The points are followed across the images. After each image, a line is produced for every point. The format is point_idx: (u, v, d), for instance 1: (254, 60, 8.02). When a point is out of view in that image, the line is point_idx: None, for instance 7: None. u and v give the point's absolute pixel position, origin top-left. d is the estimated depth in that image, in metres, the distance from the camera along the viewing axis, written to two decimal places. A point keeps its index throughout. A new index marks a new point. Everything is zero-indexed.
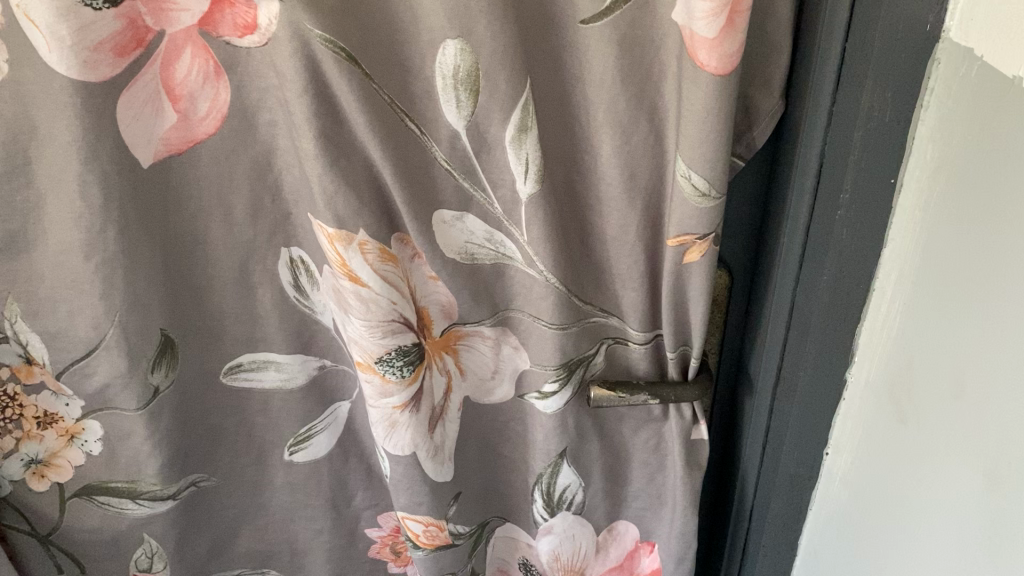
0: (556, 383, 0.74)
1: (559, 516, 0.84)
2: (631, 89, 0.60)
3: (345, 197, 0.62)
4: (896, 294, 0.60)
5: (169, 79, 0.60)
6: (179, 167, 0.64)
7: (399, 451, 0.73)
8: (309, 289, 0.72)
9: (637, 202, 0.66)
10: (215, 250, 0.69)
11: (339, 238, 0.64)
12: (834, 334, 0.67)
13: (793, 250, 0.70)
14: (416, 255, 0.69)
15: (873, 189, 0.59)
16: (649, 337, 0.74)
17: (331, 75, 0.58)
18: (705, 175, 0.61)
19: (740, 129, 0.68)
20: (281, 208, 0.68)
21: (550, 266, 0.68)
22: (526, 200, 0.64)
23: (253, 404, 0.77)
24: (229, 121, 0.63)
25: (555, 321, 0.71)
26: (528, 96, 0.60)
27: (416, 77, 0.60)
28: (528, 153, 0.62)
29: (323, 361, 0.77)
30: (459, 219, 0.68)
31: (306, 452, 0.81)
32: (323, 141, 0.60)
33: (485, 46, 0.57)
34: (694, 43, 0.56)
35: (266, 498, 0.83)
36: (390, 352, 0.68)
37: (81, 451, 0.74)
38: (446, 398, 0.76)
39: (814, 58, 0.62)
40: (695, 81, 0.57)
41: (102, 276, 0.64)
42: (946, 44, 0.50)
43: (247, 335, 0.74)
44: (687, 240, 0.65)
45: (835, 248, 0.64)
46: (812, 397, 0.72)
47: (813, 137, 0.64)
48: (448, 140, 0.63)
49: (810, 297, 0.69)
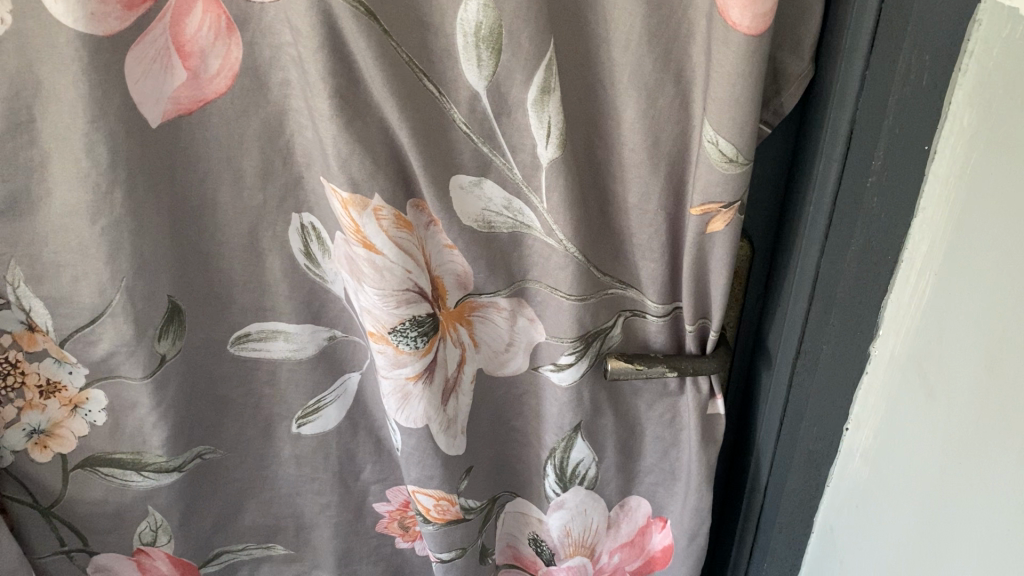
0: (573, 355, 0.72)
1: (572, 491, 0.82)
2: (658, 50, 0.59)
3: (361, 159, 0.61)
4: (925, 265, 0.59)
5: (179, 35, 0.58)
6: (189, 127, 0.62)
7: (411, 423, 0.71)
8: (320, 257, 0.70)
9: (660, 167, 0.64)
10: (224, 214, 0.66)
11: (353, 203, 0.63)
12: (857, 307, 0.66)
13: (818, 222, 0.68)
14: (431, 222, 0.67)
15: (907, 155, 0.57)
16: (668, 311, 0.72)
17: (348, 31, 0.56)
18: (733, 140, 0.60)
19: (767, 94, 0.64)
20: (293, 172, 0.66)
21: (570, 234, 0.66)
22: (546, 165, 0.63)
23: (260, 375, 0.75)
24: (241, 80, 0.61)
25: (574, 292, 0.69)
26: (552, 55, 0.58)
27: (435, 35, 0.59)
28: (551, 115, 0.61)
29: (333, 332, 0.74)
30: (477, 184, 0.65)
31: (314, 425, 0.78)
32: (338, 100, 0.59)
33: (508, 2, 0.55)
34: (726, 1, 0.54)
35: (274, 470, 0.81)
36: (404, 322, 0.67)
37: (85, 421, 0.72)
38: (460, 370, 0.74)
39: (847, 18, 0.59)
40: (726, 41, 0.56)
41: (109, 240, 0.62)
42: (988, 5, 0.49)
43: (256, 304, 0.71)
44: (712, 209, 0.64)
45: (863, 218, 0.62)
46: (833, 372, 0.71)
47: (845, 101, 0.61)
48: (468, 102, 0.61)
49: (837, 270, 0.67)
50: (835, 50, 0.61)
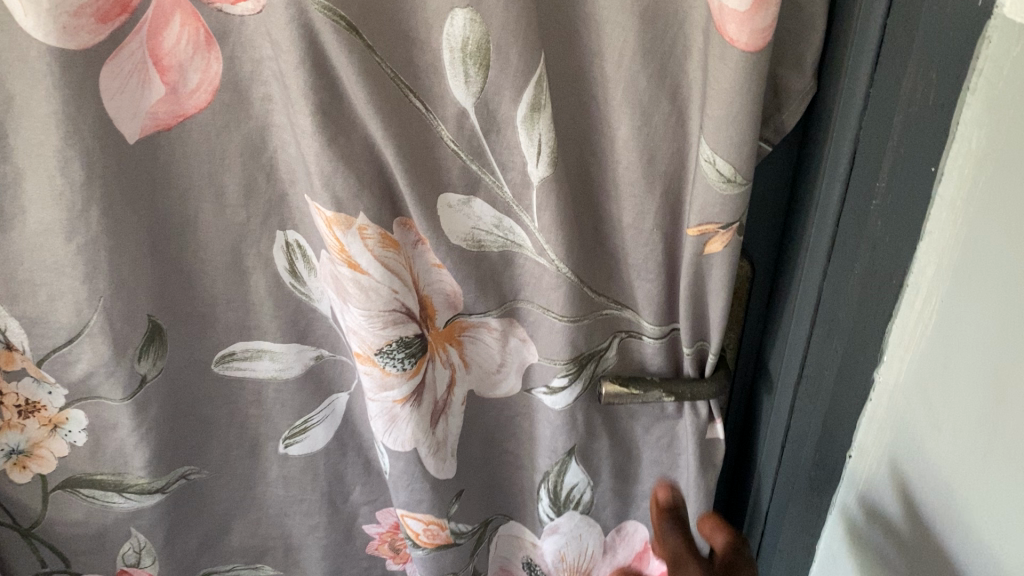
0: (566, 378, 0.70)
1: (566, 516, 0.79)
2: (653, 66, 0.56)
3: (345, 177, 0.59)
4: (931, 291, 0.56)
5: (156, 48, 0.56)
6: (168, 143, 0.60)
7: (399, 446, 0.69)
8: (306, 276, 0.68)
9: (656, 186, 0.62)
10: (206, 232, 0.65)
11: (337, 222, 0.60)
12: (860, 332, 0.63)
13: (821, 242, 0.65)
14: (419, 241, 0.65)
15: (913, 177, 0.55)
16: (665, 333, 0.70)
17: (329, 46, 0.54)
18: (731, 159, 0.57)
19: (768, 112, 0.62)
20: (276, 188, 0.64)
21: (562, 254, 0.64)
22: (537, 184, 0.61)
23: (246, 395, 0.73)
24: (222, 95, 0.59)
25: (566, 313, 0.67)
26: (542, 71, 0.56)
27: (421, 50, 0.56)
28: (542, 133, 0.58)
29: (320, 351, 0.72)
30: (466, 202, 0.63)
31: (301, 446, 0.76)
32: (321, 117, 0.57)
33: (496, 16, 0.53)
34: (722, 15, 0.52)
35: (261, 491, 0.79)
36: (390, 343, 0.65)
37: (65, 442, 0.70)
38: (449, 392, 0.72)
39: (851, 33, 0.57)
40: (723, 57, 0.53)
41: (85, 259, 0.60)
42: (998, 22, 0.46)
43: (240, 323, 0.69)
44: (708, 230, 0.62)
45: (867, 241, 0.60)
46: (836, 398, 0.68)
47: (848, 119, 0.59)
48: (455, 119, 0.59)
49: (840, 293, 0.64)
50: (839, 64, 0.59)
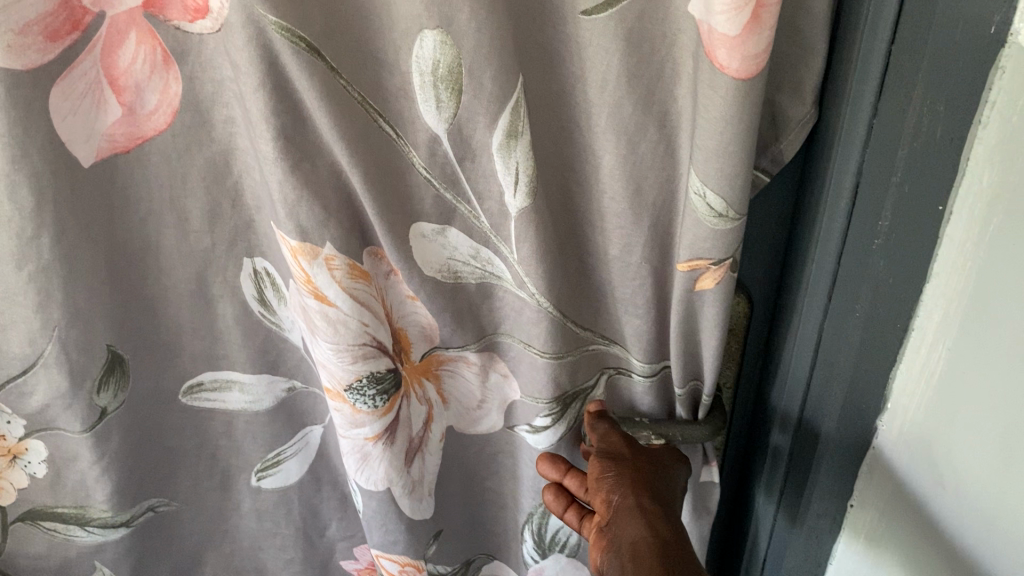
0: (549, 417, 0.67)
1: (552, 558, 0.76)
2: (639, 92, 0.52)
3: (310, 206, 0.55)
4: (940, 335, 0.52)
5: (111, 68, 0.53)
6: (126, 166, 0.57)
7: (372, 485, 0.65)
8: (276, 305, 0.64)
9: (644, 219, 0.57)
10: (170, 259, 0.61)
11: (302, 252, 0.56)
12: (863, 381, 0.58)
13: (819, 287, 0.60)
14: (392, 271, 0.61)
15: (918, 216, 0.50)
16: (656, 371, 0.66)
17: (290, 69, 0.51)
18: (722, 193, 0.53)
19: (765, 139, 0.57)
20: (242, 214, 0.61)
21: (543, 289, 0.60)
22: (516, 215, 0.57)
23: (216, 426, 0.70)
24: (182, 116, 0.56)
25: (547, 349, 0.63)
26: (519, 96, 0.53)
27: (390, 72, 0.53)
28: (518, 160, 0.54)
29: (292, 382, 0.69)
30: (441, 233, 0.60)
31: (274, 479, 0.73)
32: (283, 143, 0.53)
33: (468, 38, 0.50)
34: (712, 40, 0.48)
35: (233, 524, 0.76)
36: (361, 379, 0.61)
37: (24, 473, 0.67)
38: (427, 428, 0.68)
39: (850, 60, 0.51)
40: (712, 85, 0.49)
41: (38, 286, 0.57)
42: (1013, 50, 0.42)
43: (207, 351, 0.66)
44: (699, 266, 0.57)
45: (869, 285, 0.55)
46: (836, 451, 0.63)
47: (848, 158, 0.53)
48: (427, 145, 0.55)
49: (841, 341, 0.59)
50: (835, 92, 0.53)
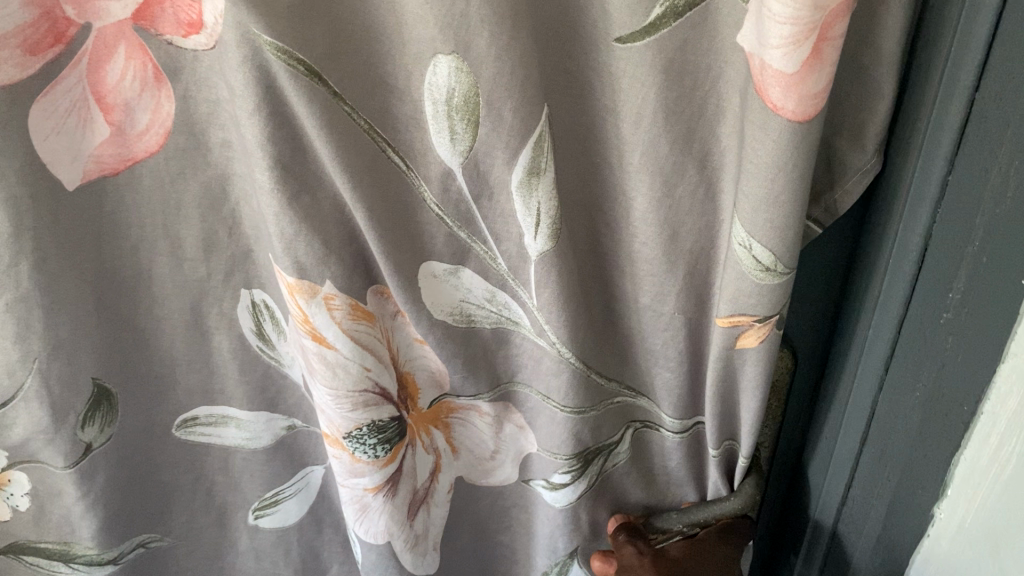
0: (569, 474, 0.61)
1: None
2: (677, 129, 0.46)
3: (309, 242, 0.50)
4: (1014, 425, 0.46)
5: (98, 84, 0.48)
6: (115, 190, 0.52)
7: (371, 538, 0.60)
8: (275, 339, 0.60)
9: (679, 268, 0.51)
10: (163, 288, 0.57)
11: (300, 290, 0.51)
12: (925, 455, 0.53)
13: (875, 357, 0.53)
14: (398, 313, 0.56)
15: (996, 294, 0.44)
16: (687, 427, 0.60)
17: (287, 93, 0.45)
18: (770, 245, 0.47)
19: (818, 186, 0.49)
20: (241, 243, 0.56)
21: (565, 337, 0.54)
22: (536, 258, 0.51)
23: (212, 462, 0.66)
24: (175, 138, 0.51)
25: (569, 403, 0.57)
26: (544, 127, 0.47)
27: (401, 99, 0.48)
28: (540, 201, 0.49)
29: (293, 421, 0.65)
30: (454, 273, 0.54)
31: (272, 519, 0.69)
32: (280, 174, 0.48)
33: (487, 65, 0.44)
34: (764, 77, 0.41)
35: (229, 561, 0.72)
36: (361, 428, 0.55)
37: (6, 506, 0.62)
38: (432, 479, 0.63)
39: (918, 111, 0.44)
40: (762, 127, 0.42)
41: (16, 316, 0.53)
42: None
43: (203, 385, 0.62)
44: (742, 322, 0.51)
45: (935, 355, 0.49)
46: (891, 524, 0.58)
47: (914, 223, 0.46)
48: (440, 180, 0.50)
49: (899, 416, 0.53)
50: (897, 147, 0.46)
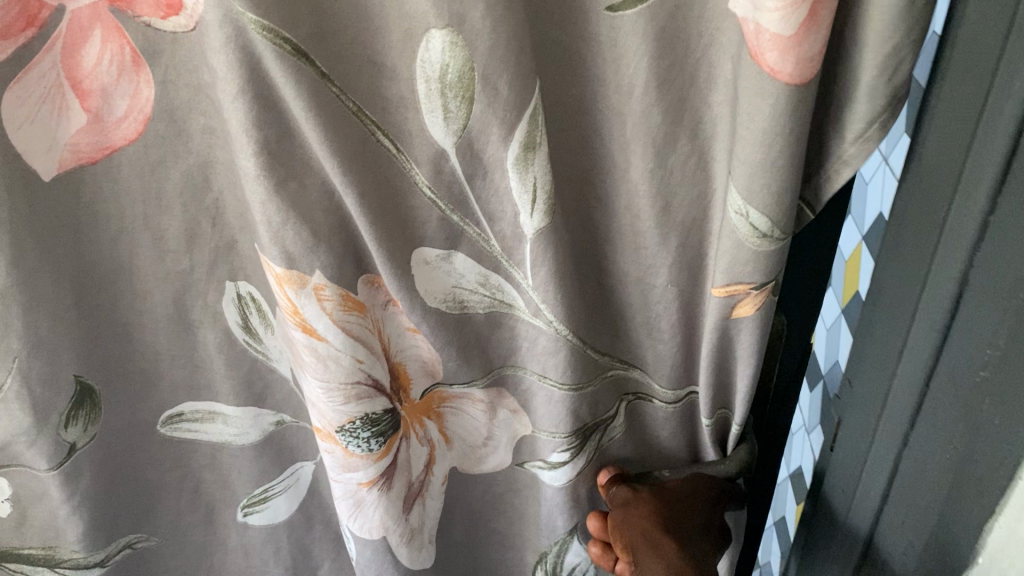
0: (567, 452, 0.60)
1: None
2: (671, 102, 0.45)
3: (297, 229, 0.48)
4: None
5: (73, 69, 0.46)
6: (94, 181, 0.51)
7: (366, 533, 0.59)
8: (262, 333, 0.58)
9: (675, 243, 0.51)
10: (145, 281, 0.55)
11: (289, 280, 0.49)
12: (944, 533, 0.44)
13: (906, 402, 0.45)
14: (390, 301, 0.55)
15: None
16: (680, 398, 0.59)
17: (273, 73, 0.44)
18: (767, 213, 0.45)
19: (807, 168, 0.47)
20: (224, 233, 0.54)
21: (562, 317, 0.53)
22: (532, 237, 0.50)
23: (199, 459, 0.64)
24: (155, 125, 0.49)
25: (567, 380, 0.56)
26: (538, 101, 0.46)
27: (391, 78, 0.46)
28: (537, 176, 0.47)
29: (282, 417, 0.63)
30: (446, 258, 0.53)
31: (262, 516, 0.67)
32: (266, 158, 0.46)
33: (480, 39, 0.43)
34: (759, 41, 0.40)
35: (218, 560, 0.70)
36: (354, 420, 0.54)
37: None
38: (427, 471, 0.62)
39: (968, 112, 0.37)
40: (763, 97, 0.42)
41: None
42: None
43: (188, 381, 0.60)
44: (737, 291, 0.50)
45: (966, 409, 0.41)
46: None
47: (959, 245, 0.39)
48: (432, 161, 0.48)
49: (921, 475, 0.45)
50: (949, 144, 0.39)
